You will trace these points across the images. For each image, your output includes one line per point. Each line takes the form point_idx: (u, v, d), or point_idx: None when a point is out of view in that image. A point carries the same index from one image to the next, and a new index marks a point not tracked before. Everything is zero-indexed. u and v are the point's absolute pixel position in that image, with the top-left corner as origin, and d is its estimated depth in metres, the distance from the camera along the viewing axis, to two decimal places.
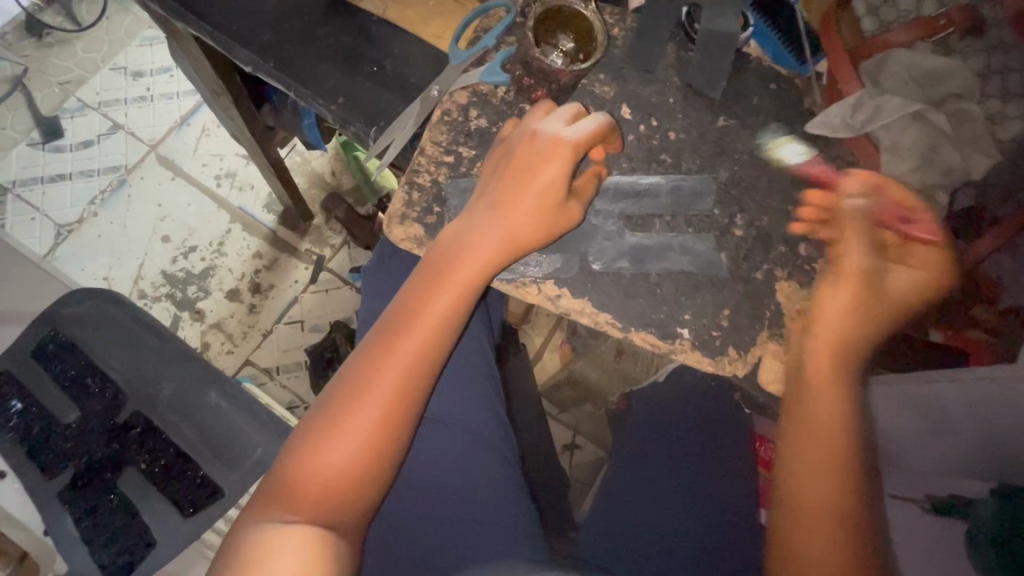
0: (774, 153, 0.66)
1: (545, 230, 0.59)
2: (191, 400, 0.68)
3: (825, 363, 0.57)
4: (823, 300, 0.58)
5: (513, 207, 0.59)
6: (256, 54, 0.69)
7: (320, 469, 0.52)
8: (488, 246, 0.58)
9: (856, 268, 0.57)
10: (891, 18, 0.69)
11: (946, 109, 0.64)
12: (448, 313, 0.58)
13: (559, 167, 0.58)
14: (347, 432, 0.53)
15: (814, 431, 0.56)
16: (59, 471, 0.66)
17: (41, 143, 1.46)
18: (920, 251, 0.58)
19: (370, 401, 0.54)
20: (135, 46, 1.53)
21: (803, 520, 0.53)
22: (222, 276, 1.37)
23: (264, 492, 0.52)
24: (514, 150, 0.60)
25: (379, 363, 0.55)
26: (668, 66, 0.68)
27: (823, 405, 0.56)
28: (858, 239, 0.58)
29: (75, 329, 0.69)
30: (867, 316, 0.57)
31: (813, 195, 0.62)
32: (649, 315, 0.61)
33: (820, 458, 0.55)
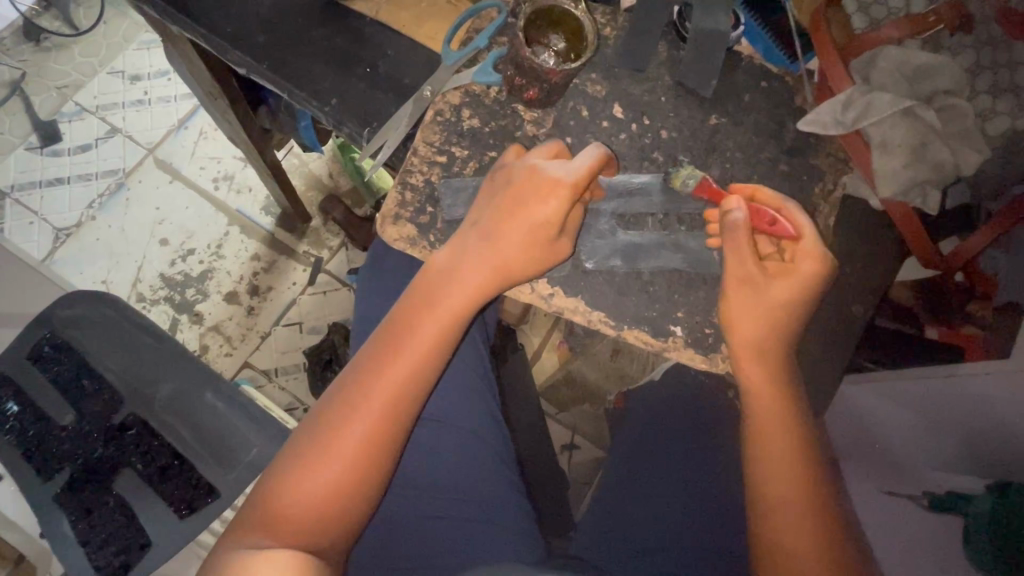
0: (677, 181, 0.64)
1: (536, 263, 0.59)
2: (187, 401, 0.68)
3: (760, 368, 0.59)
4: (732, 311, 0.59)
5: (505, 237, 0.59)
6: (250, 56, 0.70)
7: (307, 487, 0.53)
8: (479, 272, 0.59)
9: (741, 277, 0.59)
10: (881, 15, 0.68)
11: (935, 104, 0.65)
12: (438, 337, 0.58)
13: (556, 206, 0.58)
14: (335, 453, 0.54)
15: (772, 432, 0.58)
16: (56, 473, 0.66)
17: (39, 148, 1.46)
18: (801, 251, 0.59)
19: (358, 423, 0.55)
20: (131, 49, 1.53)
21: (779, 519, 0.55)
22: (220, 279, 1.37)
23: (254, 505, 0.53)
24: (512, 183, 0.59)
25: (369, 383, 0.56)
26: (659, 65, 0.68)
27: (769, 408, 0.59)
28: (736, 250, 0.59)
29: (71, 332, 0.69)
30: (762, 320, 0.58)
31: (706, 215, 0.63)
32: (642, 313, 0.61)
33: (786, 459, 0.57)
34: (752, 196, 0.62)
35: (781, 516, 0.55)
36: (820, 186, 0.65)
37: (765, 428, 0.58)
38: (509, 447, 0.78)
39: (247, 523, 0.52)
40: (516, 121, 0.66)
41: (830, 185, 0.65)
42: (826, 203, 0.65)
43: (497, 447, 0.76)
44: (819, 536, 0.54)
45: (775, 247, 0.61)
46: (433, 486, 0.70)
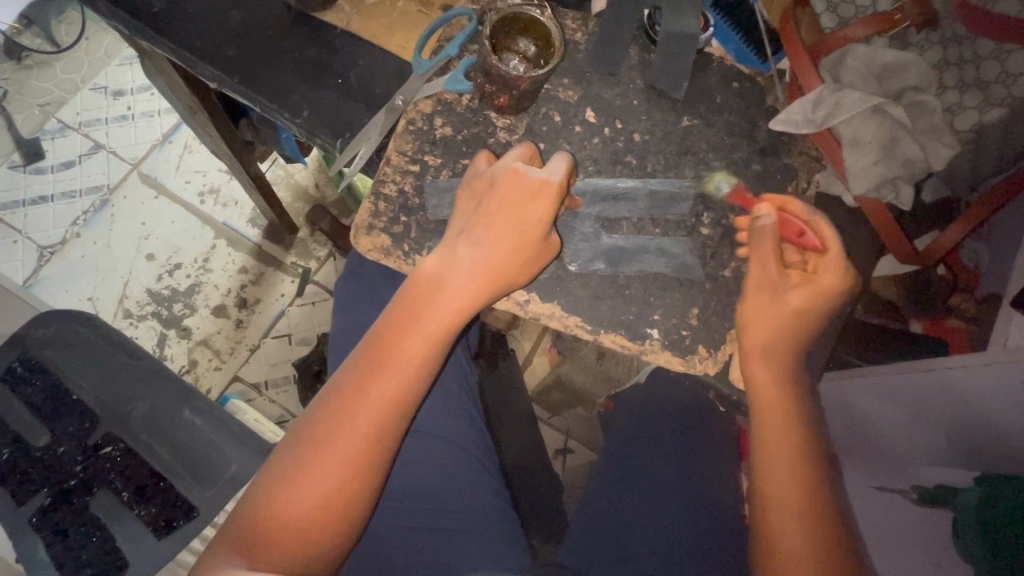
0: (706, 184, 0.65)
1: (529, 269, 0.59)
2: (165, 419, 0.68)
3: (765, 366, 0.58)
4: (754, 315, 0.59)
5: (496, 243, 0.58)
6: (221, 70, 0.69)
7: (292, 506, 0.52)
8: (470, 281, 0.57)
9: (759, 281, 0.59)
10: (849, 14, 0.68)
11: (904, 100, 0.66)
12: (426, 350, 0.57)
13: (548, 207, 0.58)
14: (321, 471, 0.53)
15: (776, 433, 0.56)
16: (31, 496, 0.65)
17: (22, 166, 1.45)
18: (825, 263, 0.58)
19: (345, 439, 0.54)
20: (113, 65, 1.53)
21: (777, 520, 0.54)
22: (207, 293, 1.36)
23: (240, 523, 0.53)
24: (498, 186, 0.59)
25: (355, 399, 0.55)
26: (631, 68, 0.68)
27: (774, 409, 0.57)
28: (760, 258, 0.59)
29: (46, 352, 0.68)
30: (776, 328, 0.58)
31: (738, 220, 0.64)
32: (618, 316, 0.61)
33: (786, 458, 0.55)
34: (783, 208, 0.61)
35: (779, 516, 0.54)
36: (794, 184, 0.67)
37: (766, 427, 0.57)
38: (494, 458, 0.78)
39: (231, 543, 0.52)
40: (489, 128, 0.66)
41: (804, 183, 0.67)
42: (800, 201, 0.66)
43: (483, 458, 0.76)
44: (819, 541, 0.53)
45: (798, 256, 0.60)
46: (419, 497, 0.70)
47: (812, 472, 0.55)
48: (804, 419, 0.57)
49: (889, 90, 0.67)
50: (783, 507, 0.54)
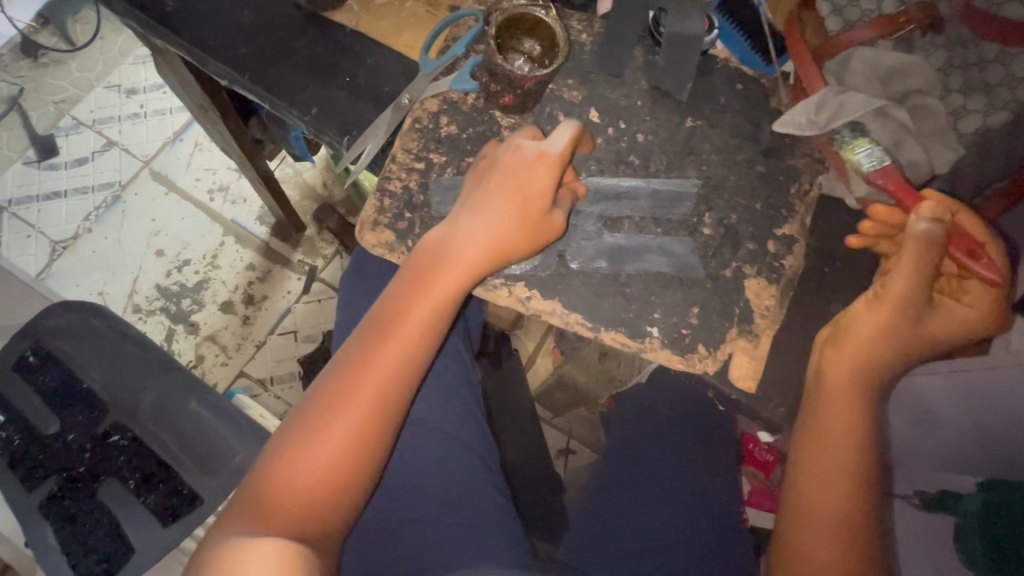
0: (847, 151, 0.62)
1: (529, 241, 0.59)
2: (172, 409, 0.69)
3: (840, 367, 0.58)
4: (859, 319, 0.58)
5: (498, 215, 0.59)
6: (231, 68, 0.71)
7: (293, 478, 0.53)
8: (473, 252, 0.58)
9: (907, 298, 0.56)
10: (855, 17, 0.68)
11: (908, 103, 0.66)
12: (425, 325, 0.58)
13: (546, 179, 0.59)
14: (322, 444, 0.54)
15: (830, 441, 0.57)
16: (41, 482, 0.67)
17: (37, 162, 1.48)
18: (975, 290, 0.58)
19: (345, 412, 0.55)
20: (127, 64, 1.55)
21: (815, 524, 0.56)
22: (215, 289, 1.38)
23: (247, 491, 0.53)
24: (500, 164, 0.60)
25: (354, 374, 0.56)
26: (636, 69, 0.69)
27: (841, 415, 0.57)
28: (909, 272, 0.55)
29: (57, 342, 0.70)
30: (887, 337, 0.57)
31: (873, 211, 0.58)
32: (619, 314, 0.62)
33: (835, 466, 0.56)
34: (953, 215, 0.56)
35: (815, 521, 0.56)
36: (797, 186, 0.66)
37: (822, 434, 0.57)
38: (493, 453, 0.79)
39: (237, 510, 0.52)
40: (493, 127, 0.66)
41: (807, 184, 0.67)
42: (803, 203, 0.66)
43: (484, 455, 0.77)
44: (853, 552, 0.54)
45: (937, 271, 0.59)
46: (419, 490, 0.70)
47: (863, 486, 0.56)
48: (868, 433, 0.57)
49: (893, 93, 0.67)
50: (817, 513, 0.56)
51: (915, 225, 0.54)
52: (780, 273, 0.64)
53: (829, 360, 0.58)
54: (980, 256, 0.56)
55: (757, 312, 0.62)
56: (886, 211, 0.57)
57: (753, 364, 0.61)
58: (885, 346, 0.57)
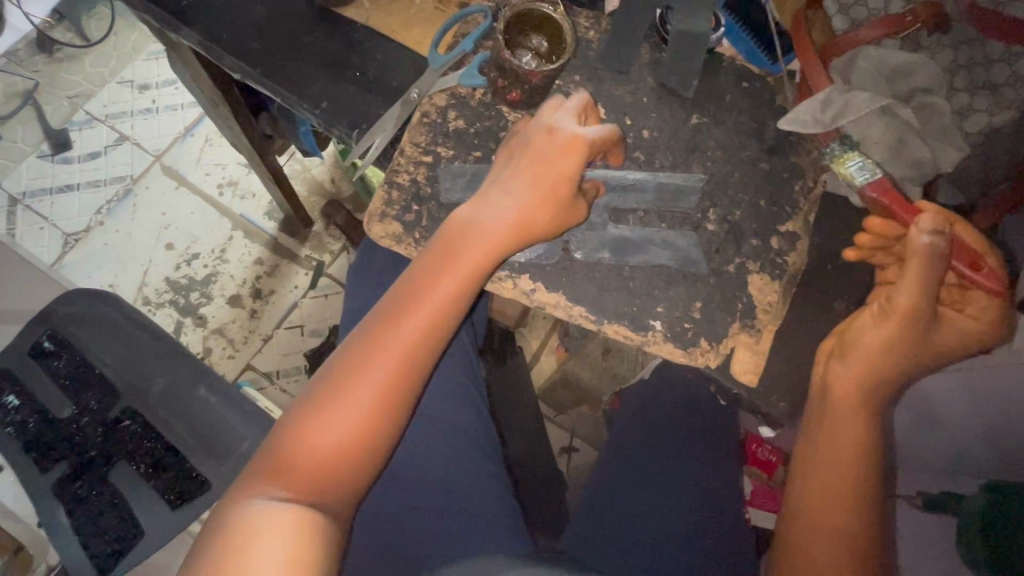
0: (840, 165, 0.63)
1: (554, 221, 0.60)
2: (181, 396, 0.70)
3: (850, 369, 0.58)
4: (866, 333, 0.58)
5: (526, 194, 0.59)
6: (244, 62, 0.72)
7: (317, 441, 0.53)
8: (498, 230, 0.59)
9: (912, 311, 0.55)
10: (862, 16, 0.70)
11: (913, 103, 0.66)
12: (450, 301, 0.58)
13: (575, 163, 0.60)
14: (344, 409, 0.54)
15: (830, 443, 0.57)
16: (53, 464, 0.68)
17: (51, 155, 1.50)
18: (977, 300, 0.58)
19: (368, 378, 0.55)
20: (140, 60, 1.58)
21: (814, 521, 0.55)
22: (223, 282, 1.40)
23: (264, 455, 0.53)
24: (530, 143, 0.61)
25: (378, 344, 0.56)
26: (642, 67, 0.70)
27: (843, 417, 0.57)
28: (917, 286, 0.55)
29: (71, 328, 0.71)
30: (894, 349, 0.57)
31: (867, 225, 0.58)
32: (622, 308, 0.62)
33: (837, 469, 0.56)
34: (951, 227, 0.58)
35: (816, 517, 0.55)
36: (801, 183, 0.67)
37: (826, 436, 0.57)
38: (496, 446, 0.80)
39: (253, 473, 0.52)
40: (500, 122, 0.67)
41: (811, 182, 0.67)
42: (807, 200, 0.66)
43: (487, 447, 0.77)
44: (853, 550, 0.54)
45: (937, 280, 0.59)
46: (421, 479, 0.71)
47: (866, 490, 0.56)
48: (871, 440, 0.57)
49: (899, 92, 0.67)
50: (818, 511, 0.55)
51: (918, 238, 0.55)
52: (783, 269, 0.64)
53: (837, 362, 0.58)
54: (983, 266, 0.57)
55: (759, 307, 0.63)
56: (881, 224, 0.57)
57: (755, 359, 0.62)
58: (892, 358, 0.57)
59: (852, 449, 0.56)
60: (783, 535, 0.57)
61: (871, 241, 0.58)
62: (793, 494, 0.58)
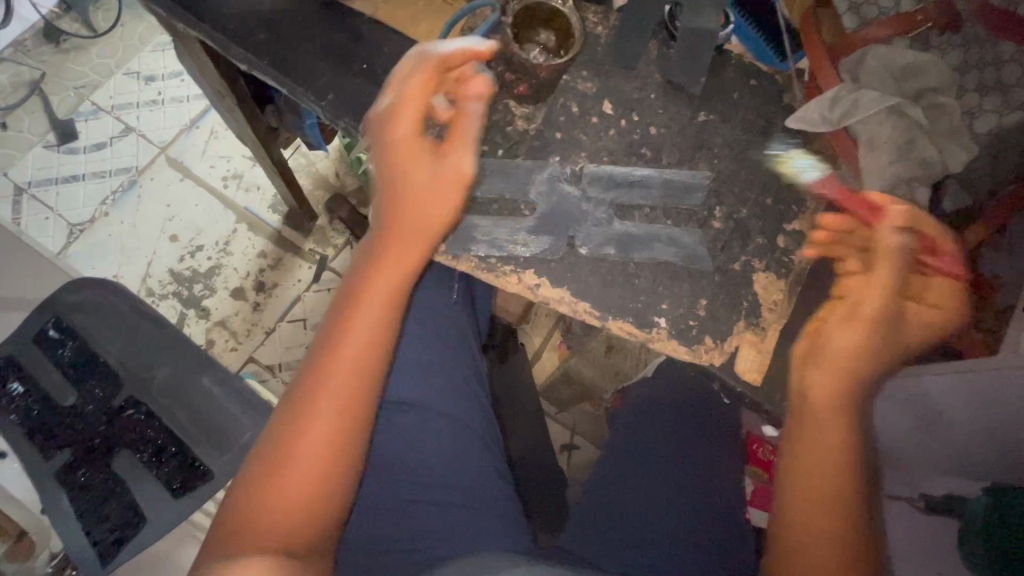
0: (785, 164, 0.67)
1: (448, 215, 0.60)
2: (184, 385, 0.71)
3: (828, 372, 0.56)
4: (834, 333, 0.56)
5: (413, 180, 0.60)
6: (251, 53, 0.72)
7: (282, 495, 0.54)
8: (413, 232, 0.60)
9: (876, 310, 0.55)
10: (871, 15, 0.69)
11: (922, 103, 0.66)
12: (371, 325, 0.59)
13: (431, 155, 0.60)
14: (300, 463, 0.55)
15: (819, 449, 0.55)
16: (57, 451, 0.68)
17: (56, 146, 1.50)
18: (936, 287, 0.58)
19: (315, 431, 0.55)
20: (146, 51, 1.57)
21: (802, 525, 0.54)
22: (226, 275, 1.40)
23: (229, 511, 0.54)
24: (396, 116, 0.60)
25: (314, 394, 0.57)
26: (650, 63, 0.69)
27: (827, 421, 0.55)
28: (884, 279, 0.55)
29: (75, 317, 0.71)
30: (864, 345, 0.55)
31: (822, 223, 0.60)
32: (627, 305, 0.62)
33: (827, 473, 0.55)
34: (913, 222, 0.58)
35: (810, 525, 0.54)
36: (808, 182, 0.66)
37: (813, 441, 0.55)
38: (495, 436, 0.78)
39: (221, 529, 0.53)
40: (506, 116, 0.67)
41: (818, 181, 0.66)
42: (814, 198, 0.66)
43: (486, 438, 0.76)
44: (847, 554, 0.53)
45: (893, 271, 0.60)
46: (419, 473, 0.71)
47: (853, 490, 0.55)
48: (855, 437, 0.56)
49: (907, 92, 0.66)
50: (813, 520, 0.54)
51: (890, 239, 0.56)
52: (789, 268, 0.64)
53: (815, 370, 0.56)
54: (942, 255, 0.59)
55: (765, 306, 0.63)
56: (835, 220, 0.60)
57: (760, 357, 0.62)
58: (862, 359, 0.56)
59: (836, 447, 0.55)
60: (783, 546, 0.55)
61: (827, 240, 0.61)
62: (788, 504, 0.56)
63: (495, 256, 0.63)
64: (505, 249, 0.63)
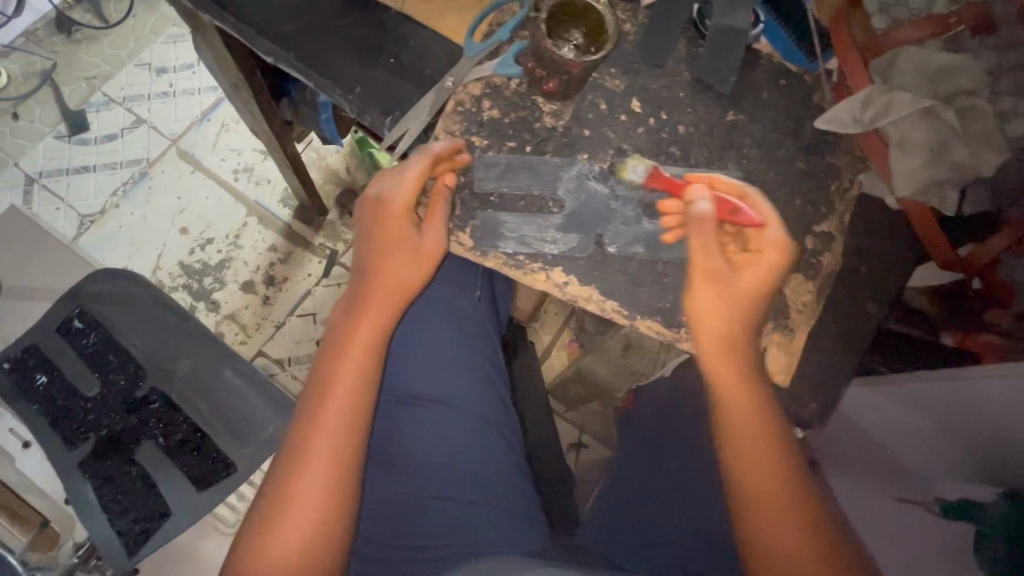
0: (622, 172, 0.64)
1: (424, 275, 0.61)
2: (206, 378, 0.71)
3: (716, 361, 0.58)
4: (699, 303, 0.58)
5: (394, 233, 0.61)
6: (277, 45, 0.71)
7: (285, 532, 0.53)
8: (397, 278, 0.61)
9: (709, 269, 0.57)
10: (902, 16, 0.70)
11: (954, 105, 0.65)
12: (355, 376, 0.58)
13: (408, 226, 0.60)
14: (295, 514, 0.53)
15: (743, 442, 0.56)
16: (81, 442, 0.70)
17: (67, 136, 1.50)
18: (761, 237, 0.58)
19: (308, 482, 0.54)
20: (158, 43, 1.57)
21: (758, 511, 0.54)
22: (236, 268, 1.40)
23: (236, 555, 0.54)
24: (380, 183, 0.62)
25: (304, 449, 0.56)
26: (678, 61, 0.69)
27: (742, 414, 0.56)
28: (702, 241, 0.57)
29: (98, 307, 0.71)
30: (726, 306, 0.57)
31: (664, 207, 0.63)
32: (654, 304, 0.62)
33: (760, 463, 0.55)
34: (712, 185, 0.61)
35: (761, 518, 0.54)
36: (837, 183, 0.66)
37: (740, 436, 0.56)
38: (517, 433, 0.78)
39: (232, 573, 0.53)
40: (535, 112, 0.67)
41: (847, 183, 0.66)
42: (843, 201, 0.66)
43: (507, 436, 0.76)
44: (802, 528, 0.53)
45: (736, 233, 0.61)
46: (437, 471, 0.70)
47: (788, 467, 0.55)
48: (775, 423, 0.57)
49: (940, 93, 0.66)
50: (765, 503, 0.54)
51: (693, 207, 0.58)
52: (818, 269, 0.64)
53: (707, 369, 0.58)
54: (738, 210, 0.59)
55: (793, 307, 0.63)
56: (672, 204, 0.63)
57: (788, 359, 0.61)
58: (726, 318, 0.57)
59: (754, 420, 0.56)
60: (745, 544, 0.54)
61: (676, 220, 0.63)
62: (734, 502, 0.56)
63: (523, 253, 0.63)
64: (533, 246, 0.63)
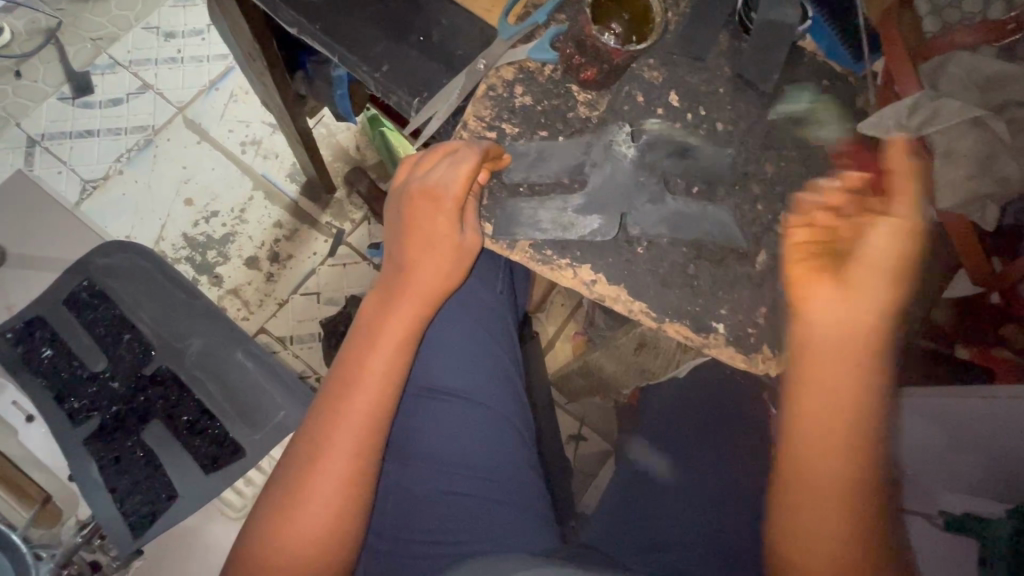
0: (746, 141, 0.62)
1: (458, 271, 0.60)
2: (218, 357, 0.71)
3: (829, 351, 0.51)
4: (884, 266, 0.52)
5: (432, 223, 0.59)
6: (303, 17, 0.68)
7: (303, 519, 0.52)
8: (430, 270, 0.59)
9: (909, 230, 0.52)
10: (954, 19, 0.70)
11: (1005, 116, 0.63)
12: (384, 366, 0.57)
13: (449, 222, 0.58)
14: (310, 506, 0.52)
15: (820, 444, 0.50)
16: (88, 419, 0.71)
17: (71, 98, 1.45)
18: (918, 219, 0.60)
19: (329, 471, 0.53)
20: (167, 6, 1.51)
21: (817, 507, 0.49)
22: (241, 243, 1.37)
23: (248, 540, 0.52)
24: (421, 171, 0.60)
25: (325, 438, 0.54)
26: (720, 55, 0.66)
27: (824, 414, 0.50)
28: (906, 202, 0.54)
29: (107, 282, 0.72)
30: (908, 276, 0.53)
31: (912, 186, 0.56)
32: (684, 307, 0.60)
33: (832, 465, 0.49)
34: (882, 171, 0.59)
35: (817, 524, 0.48)
36: None
37: (813, 419, 0.50)
38: (531, 431, 0.77)
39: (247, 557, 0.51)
40: (569, 101, 0.64)
41: None
42: None
43: (523, 434, 0.74)
44: (854, 539, 0.48)
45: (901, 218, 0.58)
46: (458, 466, 0.68)
47: (860, 491, 0.49)
48: (873, 432, 0.50)
49: (990, 103, 0.64)
50: (822, 504, 0.49)
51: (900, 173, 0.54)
52: None
53: (808, 359, 0.52)
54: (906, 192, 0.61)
55: None
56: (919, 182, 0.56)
57: None
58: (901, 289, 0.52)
59: (842, 410, 0.50)
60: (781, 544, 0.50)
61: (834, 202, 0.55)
62: (785, 512, 0.50)
63: (550, 247, 0.61)
64: (561, 238, 0.61)
